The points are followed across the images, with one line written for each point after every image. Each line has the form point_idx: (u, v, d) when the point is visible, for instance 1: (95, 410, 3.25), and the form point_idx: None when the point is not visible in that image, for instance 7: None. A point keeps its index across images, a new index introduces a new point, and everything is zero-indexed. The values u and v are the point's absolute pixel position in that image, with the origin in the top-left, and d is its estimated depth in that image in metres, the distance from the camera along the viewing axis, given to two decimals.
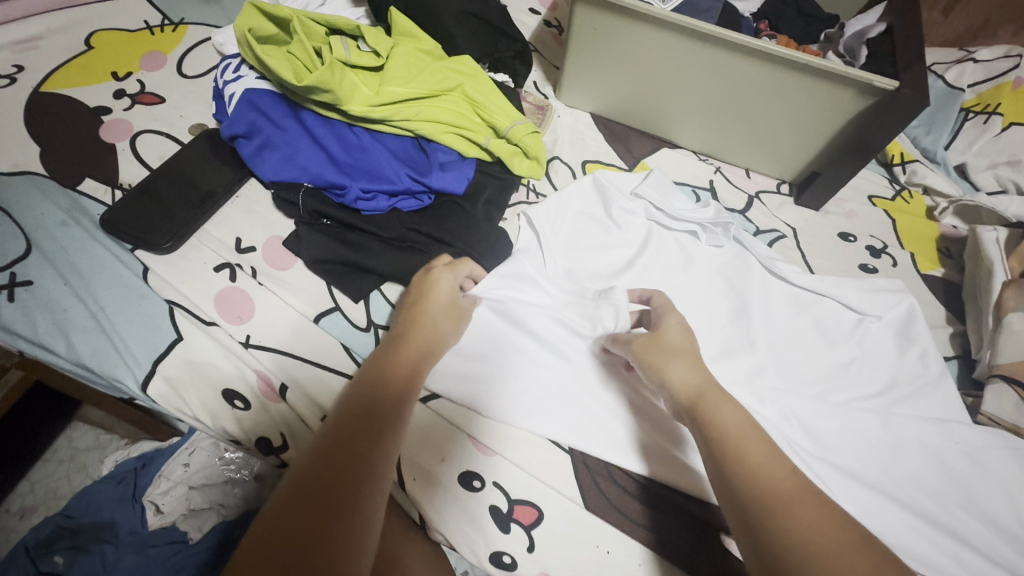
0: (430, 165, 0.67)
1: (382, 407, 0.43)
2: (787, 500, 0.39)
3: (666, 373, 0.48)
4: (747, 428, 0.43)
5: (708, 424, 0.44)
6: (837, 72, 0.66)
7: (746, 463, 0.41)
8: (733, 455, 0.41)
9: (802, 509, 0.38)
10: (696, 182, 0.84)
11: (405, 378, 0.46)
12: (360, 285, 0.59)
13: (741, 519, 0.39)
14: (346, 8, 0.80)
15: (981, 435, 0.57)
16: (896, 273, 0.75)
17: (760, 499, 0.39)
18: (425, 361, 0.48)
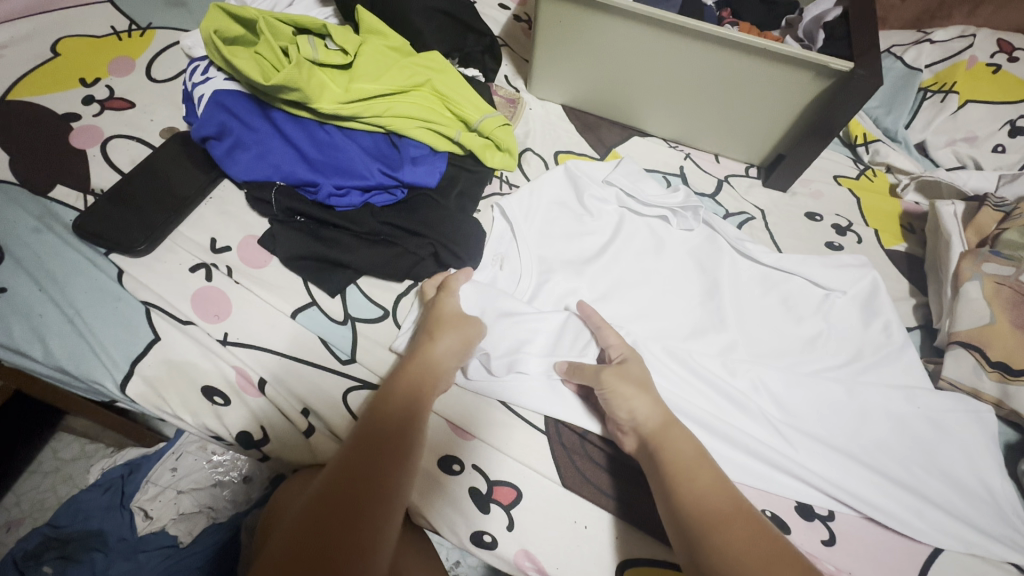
0: (401, 160, 0.68)
1: (390, 423, 0.46)
2: (721, 522, 0.43)
3: (631, 404, 0.51)
4: (695, 456, 0.48)
5: (662, 449, 0.48)
6: (797, 56, 0.68)
7: (693, 485, 0.46)
8: (679, 477, 0.46)
9: (733, 530, 0.42)
10: (667, 169, 0.85)
11: (416, 392, 0.49)
12: (335, 279, 0.60)
13: (683, 534, 0.44)
14: (313, 8, 0.80)
15: (940, 400, 0.60)
16: (861, 249, 0.78)
17: (700, 519, 0.44)
18: (435, 374, 0.51)
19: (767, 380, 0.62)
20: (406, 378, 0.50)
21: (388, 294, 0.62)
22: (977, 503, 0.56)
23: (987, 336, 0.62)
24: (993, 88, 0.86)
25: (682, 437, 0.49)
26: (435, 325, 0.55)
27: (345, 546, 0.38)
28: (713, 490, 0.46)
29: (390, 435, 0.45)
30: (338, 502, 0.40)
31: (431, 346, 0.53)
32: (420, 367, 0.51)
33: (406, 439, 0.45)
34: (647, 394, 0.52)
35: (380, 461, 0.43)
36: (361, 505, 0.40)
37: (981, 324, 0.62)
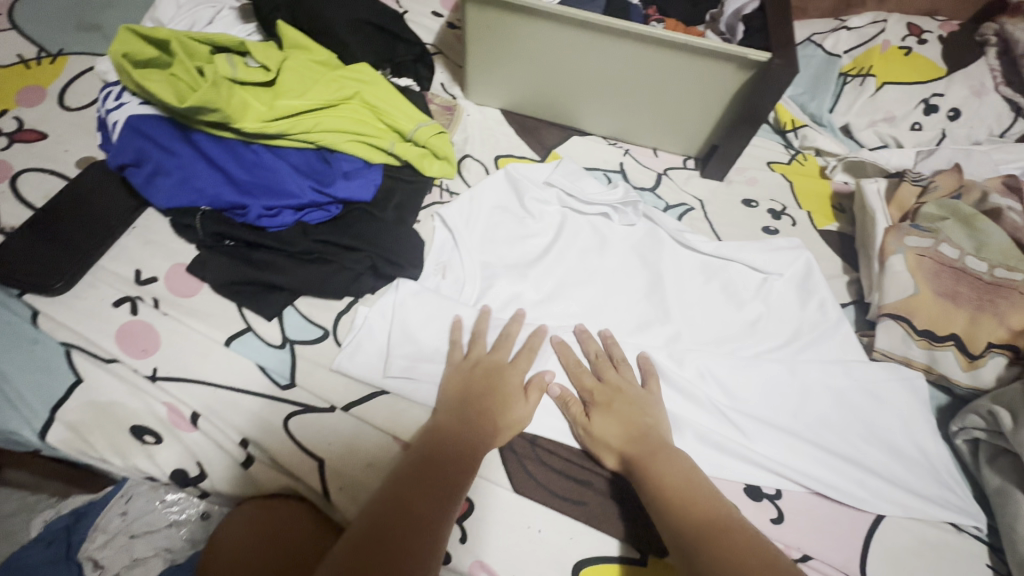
0: (334, 175, 0.66)
1: (443, 471, 0.47)
2: (717, 531, 0.43)
3: (600, 436, 0.53)
4: (678, 476, 0.48)
5: (652, 486, 0.48)
6: (719, 50, 0.70)
7: (688, 517, 0.45)
8: (669, 501, 0.46)
9: (729, 538, 0.42)
10: (607, 166, 0.86)
11: (455, 463, 0.48)
12: (271, 303, 0.58)
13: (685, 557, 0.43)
14: (235, 25, 0.77)
15: (872, 370, 0.63)
16: (796, 231, 0.81)
17: (697, 533, 0.43)
18: (474, 443, 0.50)
19: (713, 367, 0.63)
20: (460, 423, 0.51)
21: (327, 312, 0.60)
22: (915, 467, 0.59)
23: (913, 306, 0.65)
24: (904, 70, 0.90)
25: (672, 466, 0.49)
26: (470, 390, 0.54)
27: None
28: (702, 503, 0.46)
29: (426, 509, 0.44)
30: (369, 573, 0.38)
31: (473, 414, 0.52)
32: (455, 436, 0.50)
33: (439, 512, 0.44)
34: (617, 419, 0.54)
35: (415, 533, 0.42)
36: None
37: (906, 295, 0.65)
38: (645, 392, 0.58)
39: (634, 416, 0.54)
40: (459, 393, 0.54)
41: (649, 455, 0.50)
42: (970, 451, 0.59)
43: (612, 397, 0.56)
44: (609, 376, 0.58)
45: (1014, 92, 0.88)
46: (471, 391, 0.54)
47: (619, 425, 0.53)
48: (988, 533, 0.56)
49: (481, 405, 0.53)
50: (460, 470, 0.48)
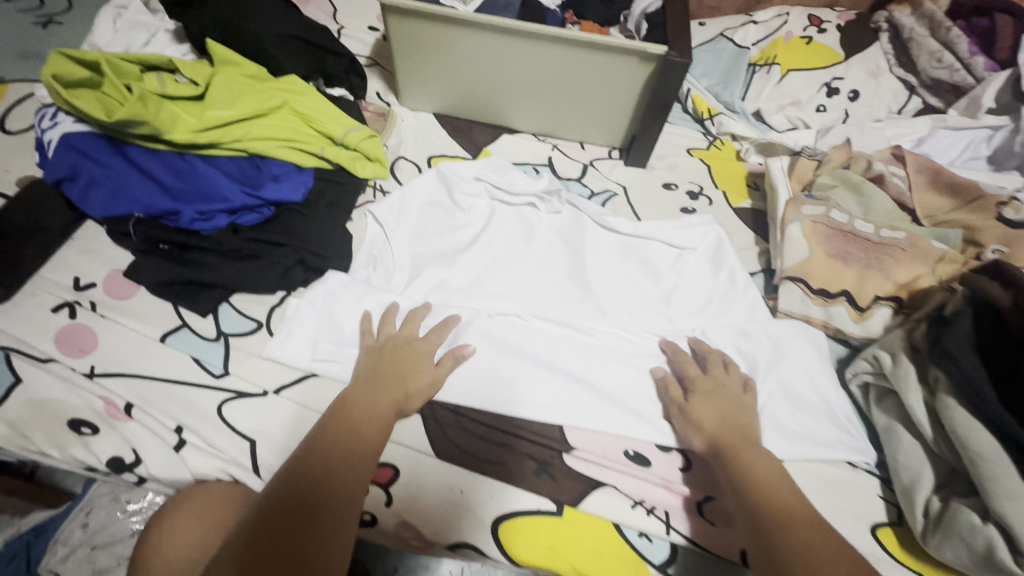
0: (264, 179, 0.71)
1: (349, 439, 0.51)
2: (793, 525, 0.48)
3: (698, 418, 0.57)
4: (771, 469, 0.53)
5: (743, 471, 0.53)
6: (622, 46, 0.76)
7: (776, 504, 0.50)
8: (758, 485, 0.52)
9: (797, 531, 0.48)
10: (536, 161, 0.92)
11: (357, 429, 0.52)
12: (205, 300, 0.61)
13: (760, 538, 0.48)
14: (170, 45, 0.81)
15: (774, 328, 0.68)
16: (712, 209, 0.86)
17: (778, 522, 0.49)
18: (378, 412, 0.54)
19: (628, 332, 0.67)
20: (365, 396, 0.55)
21: (260, 306, 0.64)
22: (817, 413, 0.63)
23: (808, 268, 0.70)
24: (807, 58, 0.98)
25: (765, 462, 0.54)
26: (377, 366, 0.58)
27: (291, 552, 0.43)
28: (791, 498, 0.51)
29: (337, 473, 0.49)
30: (275, 530, 0.44)
31: (376, 387, 0.56)
32: (356, 408, 0.54)
33: (348, 474, 0.49)
34: (715, 409, 0.58)
35: (325, 499, 0.47)
36: (299, 539, 0.44)
37: (802, 259, 0.71)
38: (745, 397, 0.60)
39: (730, 411, 0.58)
40: (369, 369, 0.57)
41: (747, 446, 0.55)
42: (863, 394, 0.64)
43: (711, 389, 0.60)
44: (715, 374, 0.62)
45: (906, 72, 0.96)
46: (378, 365, 0.58)
47: (718, 416, 0.57)
48: (878, 467, 0.61)
49: (387, 382, 0.56)
50: (366, 438, 0.52)
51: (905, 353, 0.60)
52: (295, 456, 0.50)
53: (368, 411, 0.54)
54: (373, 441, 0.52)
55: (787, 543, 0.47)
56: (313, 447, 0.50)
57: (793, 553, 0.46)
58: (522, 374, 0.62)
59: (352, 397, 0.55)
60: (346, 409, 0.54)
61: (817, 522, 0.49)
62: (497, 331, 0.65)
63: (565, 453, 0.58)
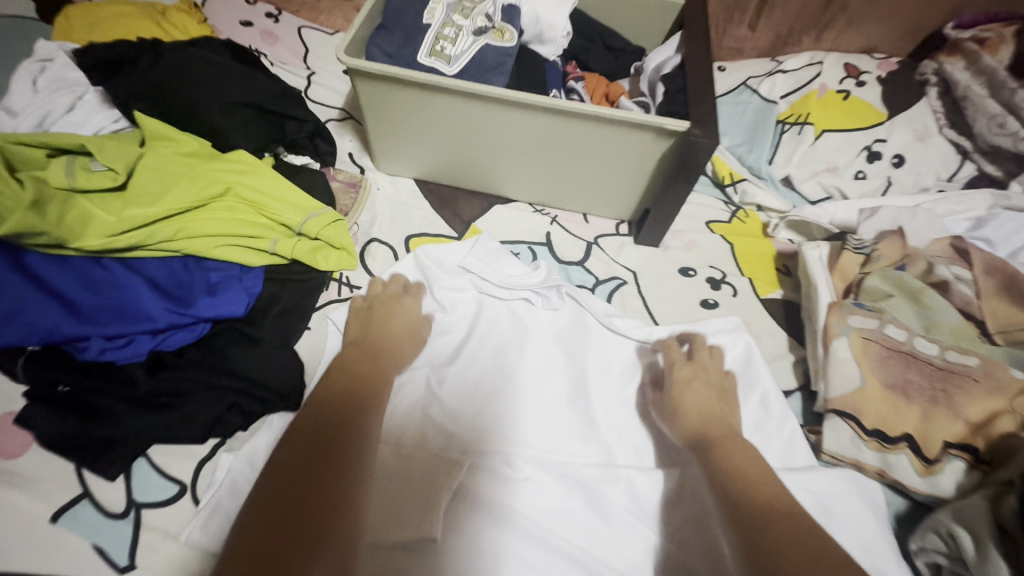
0: (197, 289, 0.58)
1: (354, 395, 0.48)
2: (751, 481, 0.47)
3: (681, 392, 0.57)
4: (745, 451, 0.50)
5: (714, 441, 0.51)
6: (635, 120, 0.63)
7: (734, 467, 0.48)
8: (716, 452, 0.50)
9: (760, 487, 0.46)
10: (532, 238, 0.79)
11: (361, 381, 0.50)
12: (110, 462, 0.48)
13: (721, 494, 0.46)
14: (99, 110, 0.68)
15: (827, 481, 0.56)
16: (736, 303, 0.74)
17: (738, 482, 0.46)
18: (374, 372, 0.52)
19: (638, 486, 0.55)
20: (358, 362, 0.53)
21: (186, 462, 0.51)
22: None
23: (859, 401, 0.58)
24: (845, 115, 0.84)
25: (743, 452, 0.49)
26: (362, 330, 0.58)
27: (317, 485, 0.38)
28: (751, 461, 0.49)
29: (354, 418, 0.45)
30: (302, 467, 0.39)
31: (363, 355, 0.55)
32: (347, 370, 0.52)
33: (362, 415, 0.46)
34: (695, 383, 0.58)
35: (344, 442, 0.42)
36: (328, 469, 0.39)
37: (853, 388, 0.58)
38: (728, 381, 0.60)
39: (710, 394, 0.56)
40: (357, 330, 0.58)
41: (728, 437, 0.51)
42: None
43: (692, 375, 0.59)
44: (700, 359, 0.61)
45: (959, 134, 0.83)
46: (363, 326, 0.59)
47: (698, 401, 0.55)
48: None
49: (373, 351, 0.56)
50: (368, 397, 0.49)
51: (993, 540, 0.47)
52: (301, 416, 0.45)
53: (367, 370, 0.52)
54: (377, 390, 0.51)
55: (755, 509, 0.44)
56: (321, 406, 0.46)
57: (765, 514, 0.43)
58: (514, 553, 0.50)
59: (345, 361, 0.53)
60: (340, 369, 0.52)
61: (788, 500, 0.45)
62: (483, 491, 0.53)
63: None
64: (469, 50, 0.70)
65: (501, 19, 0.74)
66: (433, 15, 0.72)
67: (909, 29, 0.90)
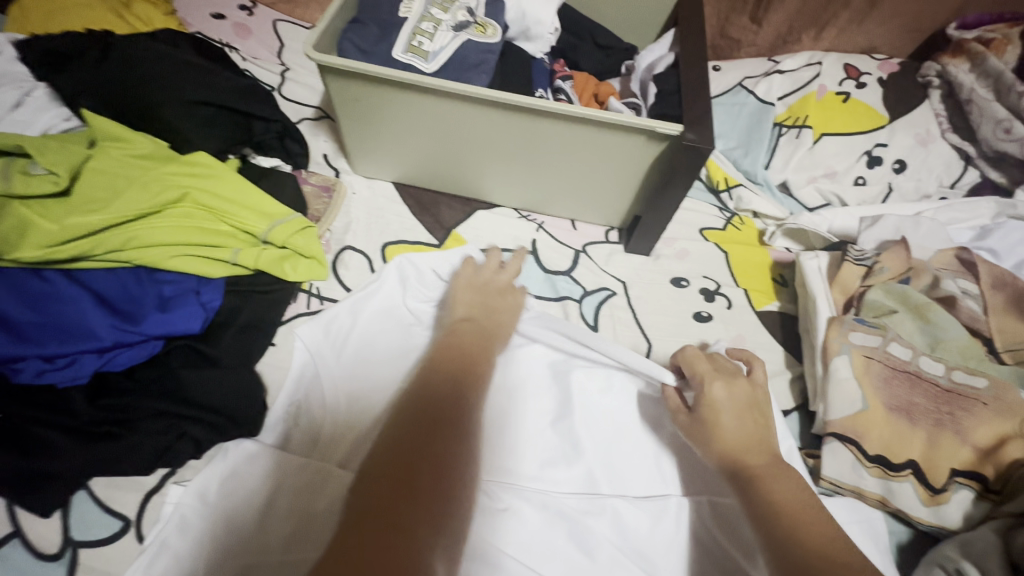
0: (148, 304, 0.53)
1: (448, 374, 0.45)
2: (811, 536, 0.39)
3: (721, 418, 0.48)
4: (796, 495, 0.42)
5: (759, 483, 0.43)
6: (624, 122, 0.59)
7: (794, 520, 0.40)
8: (762, 487, 0.43)
9: (822, 540, 0.39)
10: (517, 246, 0.75)
11: (471, 360, 0.47)
12: (43, 497, 0.44)
13: (774, 548, 0.39)
14: (48, 107, 0.63)
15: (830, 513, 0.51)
16: (731, 316, 0.70)
17: (794, 537, 0.39)
18: (485, 348, 0.50)
19: (625, 519, 0.51)
20: (456, 339, 0.50)
21: (130, 494, 0.47)
22: None
23: (861, 425, 0.54)
24: (844, 118, 0.81)
25: (789, 482, 0.43)
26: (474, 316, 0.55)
27: (420, 473, 0.34)
28: (810, 510, 0.41)
29: (460, 400, 0.42)
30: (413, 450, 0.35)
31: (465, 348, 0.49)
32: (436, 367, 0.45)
33: (466, 396, 0.43)
34: (735, 409, 0.49)
35: (435, 461, 0.35)
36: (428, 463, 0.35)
37: (855, 411, 0.55)
38: (761, 390, 0.52)
39: (745, 410, 0.49)
40: (474, 309, 0.56)
41: (768, 468, 0.44)
42: None
43: (725, 390, 0.50)
44: (722, 365, 0.53)
45: (962, 139, 0.80)
46: (480, 304, 0.56)
47: (739, 424, 0.47)
48: None
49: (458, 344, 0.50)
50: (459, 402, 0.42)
51: None
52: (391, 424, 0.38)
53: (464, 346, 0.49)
54: (484, 369, 0.48)
55: (802, 548, 0.38)
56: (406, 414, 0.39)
57: (815, 556, 0.37)
58: None
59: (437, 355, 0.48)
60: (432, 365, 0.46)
61: (843, 540, 0.39)
62: None
63: None
64: (450, 46, 0.66)
65: (484, 14, 0.70)
66: (411, 8, 0.68)
67: (911, 29, 0.87)
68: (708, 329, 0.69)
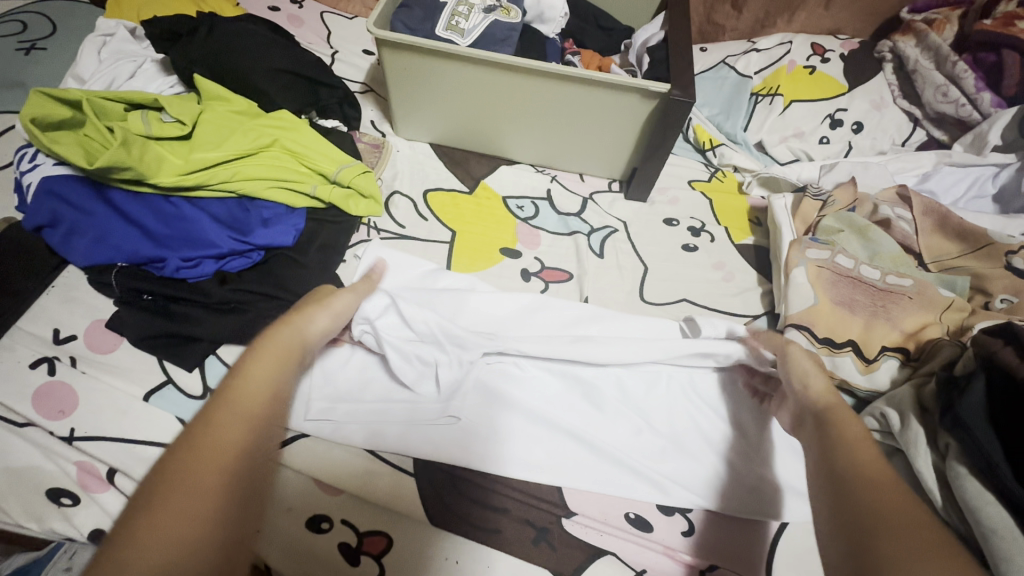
0: (252, 223, 0.68)
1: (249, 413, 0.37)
2: (876, 481, 0.39)
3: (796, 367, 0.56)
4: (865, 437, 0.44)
5: (834, 426, 0.46)
6: (624, 83, 0.74)
7: (855, 459, 0.42)
8: (832, 423, 0.47)
9: (889, 486, 0.39)
10: (535, 194, 0.89)
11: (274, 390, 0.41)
12: (190, 354, 0.59)
13: (834, 486, 0.41)
14: (157, 77, 0.79)
15: None
16: (714, 247, 0.85)
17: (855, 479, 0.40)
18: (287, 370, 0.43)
19: (627, 384, 0.65)
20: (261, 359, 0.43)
21: None
22: None
23: (813, 316, 0.68)
24: (810, 88, 0.95)
25: (855, 424, 0.46)
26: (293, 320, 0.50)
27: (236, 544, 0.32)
28: (874, 457, 0.42)
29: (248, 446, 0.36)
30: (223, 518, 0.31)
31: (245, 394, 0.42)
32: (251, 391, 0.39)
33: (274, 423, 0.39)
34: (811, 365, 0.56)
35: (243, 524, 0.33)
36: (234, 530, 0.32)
37: (808, 306, 0.68)
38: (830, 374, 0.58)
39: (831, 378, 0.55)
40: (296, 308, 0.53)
41: (842, 409, 0.49)
42: None
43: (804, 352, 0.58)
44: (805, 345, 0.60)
45: (910, 104, 0.95)
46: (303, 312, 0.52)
47: (815, 376, 0.54)
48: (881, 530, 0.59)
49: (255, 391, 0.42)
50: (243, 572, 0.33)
51: (914, 414, 0.58)
52: (184, 492, 0.31)
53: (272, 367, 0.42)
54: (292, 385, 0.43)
55: (848, 467, 0.41)
56: (188, 534, 0.30)
57: (873, 496, 0.38)
58: (519, 432, 0.60)
59: (213, 417, 0.36)
60: (235, 396, 0.38)
61: (890, 472, 0.40)
62: (496, 384, 0.62)
63: (565, 518, 0.56)
64: (481, 25, 0.81)
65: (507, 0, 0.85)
66: None
67: (870, 13, 1.01)
68: (695, 257, 0.83)
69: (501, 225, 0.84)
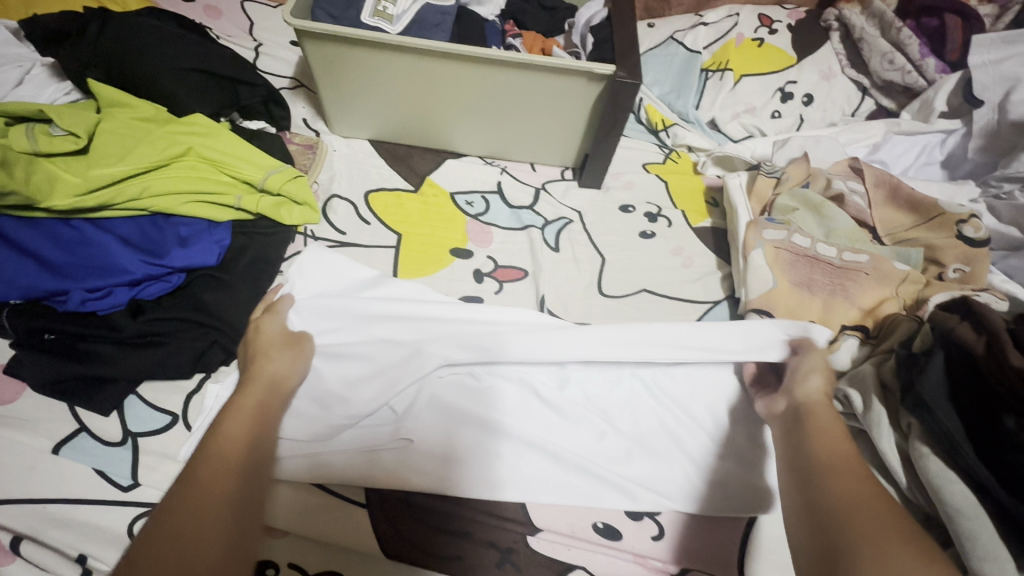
0: (168, 243, 0.62)
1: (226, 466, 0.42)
2: (854, 504, 0.41)
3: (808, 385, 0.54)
4: (839, 453, 0.46)
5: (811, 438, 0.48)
6: (567, 66, 0.69)
7: (830, 481, 0.44)
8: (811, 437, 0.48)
9: (868, 511, 0.40)
10: (484, 187, 0.85)
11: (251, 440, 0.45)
12: (104, 397, 0.53)
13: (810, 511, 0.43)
14: (49, 84, 0.70)
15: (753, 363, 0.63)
16: (672, 233, 0.82)
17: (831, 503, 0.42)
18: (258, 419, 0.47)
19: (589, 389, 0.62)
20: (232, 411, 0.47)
21: (175, 395, 0.56)
22: None
23: (773, 299, 0.66)
24: (759, 61, 0.93)
25: (829, 439, 0.47)
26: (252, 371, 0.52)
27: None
28: (853, 474, 0.44)
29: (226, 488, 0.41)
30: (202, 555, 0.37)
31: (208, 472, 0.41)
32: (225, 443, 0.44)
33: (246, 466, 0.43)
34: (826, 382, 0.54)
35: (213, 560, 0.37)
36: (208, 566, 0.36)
37: (767, 289, 0.67)
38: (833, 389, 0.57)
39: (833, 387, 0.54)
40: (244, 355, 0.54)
41: (828, 415, 0.50)
42: None
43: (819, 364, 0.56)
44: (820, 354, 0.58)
45: (857, 73, 0.94)
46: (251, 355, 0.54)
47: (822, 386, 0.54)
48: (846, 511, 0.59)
49: (202, 479, 0.40)
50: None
51: (876, 395, 0.57)
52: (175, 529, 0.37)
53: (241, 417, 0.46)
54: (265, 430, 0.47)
55: (826, 494, 0.43)
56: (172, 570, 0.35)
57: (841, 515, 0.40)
58: (477, 447, 0.56)
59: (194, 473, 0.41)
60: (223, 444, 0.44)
61: (866, 487, 0.42)
62: (450, 398, 0.59)
63: (529, 536, 0.53)
64: (410, 10, 0.75)
65: None
66: None
67: None
68: (653, 244, 0.81)
69: (450, 225, 0.79)
